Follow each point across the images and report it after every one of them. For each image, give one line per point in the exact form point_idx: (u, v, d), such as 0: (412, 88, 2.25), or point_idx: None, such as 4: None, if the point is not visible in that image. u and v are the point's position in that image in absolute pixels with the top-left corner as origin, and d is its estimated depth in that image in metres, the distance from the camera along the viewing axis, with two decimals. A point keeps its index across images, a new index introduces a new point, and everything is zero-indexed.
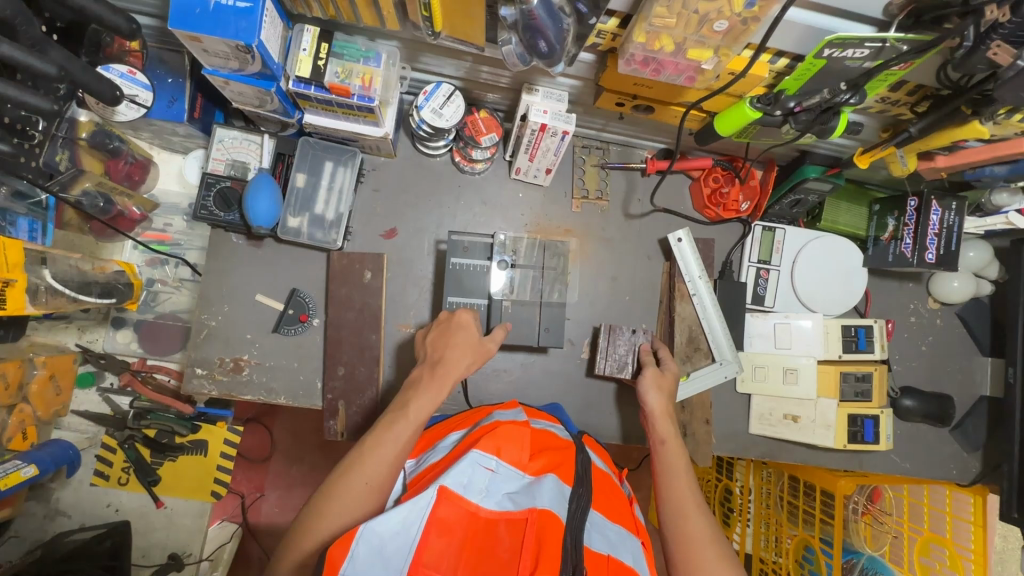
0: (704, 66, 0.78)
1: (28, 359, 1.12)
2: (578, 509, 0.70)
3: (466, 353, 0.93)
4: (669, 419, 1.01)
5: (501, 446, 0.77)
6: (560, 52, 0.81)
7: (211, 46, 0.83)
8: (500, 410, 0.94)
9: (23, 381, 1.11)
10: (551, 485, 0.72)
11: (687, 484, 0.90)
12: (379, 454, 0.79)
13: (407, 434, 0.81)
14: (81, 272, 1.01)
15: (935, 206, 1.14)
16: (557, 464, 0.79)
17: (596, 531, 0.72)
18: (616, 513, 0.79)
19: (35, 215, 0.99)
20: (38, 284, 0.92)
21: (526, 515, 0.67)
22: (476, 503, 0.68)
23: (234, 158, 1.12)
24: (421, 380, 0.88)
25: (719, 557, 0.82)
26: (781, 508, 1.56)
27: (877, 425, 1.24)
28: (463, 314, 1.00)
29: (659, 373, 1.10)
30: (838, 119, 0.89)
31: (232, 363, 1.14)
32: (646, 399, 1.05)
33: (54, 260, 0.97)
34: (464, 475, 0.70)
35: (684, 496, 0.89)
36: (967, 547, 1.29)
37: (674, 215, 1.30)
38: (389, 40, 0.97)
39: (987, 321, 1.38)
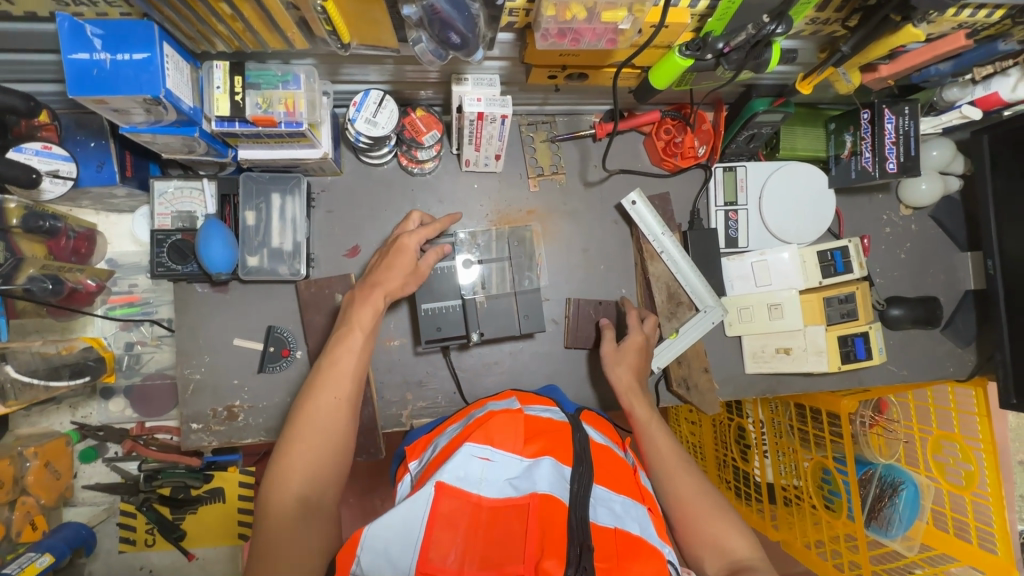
0: (622, 26, 0.75)
1: (19, 453, 1.12)
2: (581, 489, 0.70)
3: (404, 270, 1.01)
4: (634, 391, 1.07)
5: (493, 436, 0.77)
6: (474, 40, 0.78)
7: (120, 105, 0.80)
8: (494, 401, 0.95)
9: (19, 475, 1.11)
10: (548, 467, 0.72)
11: (666, 446, 0.95)
12: (340, 364, 0.88)
13: (357, 338, 0.91)
14: (47, 360, 1.04)
15: (888, 114, 1.12)
16: (554, 446, 0.77)
17: (600, 505, 0.72)
18: (616, 479, 0.78)
19: None
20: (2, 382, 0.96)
21: (526, 501, 0.67)
22: (478, 493, 0.69)
23: (179, 209, 1.09)
24: (364, 293, 0.98)
25: (711, 503, 0.86)
26: (793, 436, 1.61)
27: (867, 341, 1.24)
28: (406, 238, 1.03)
29: (616, 350, 1.13)
30: (770, 50, 0.85)
31: (226, 411, 1.14)
32: (610, 372, 1.10)
33: (15, 354, 0.98)
34: (461, 467, 0.71)
35: (665, 457, 0.93)
36: (975, 438, 1.31)
37: (633, 174, 1.28)
38: (304, 59, 0.93)
39: (961, 216, 1.38)
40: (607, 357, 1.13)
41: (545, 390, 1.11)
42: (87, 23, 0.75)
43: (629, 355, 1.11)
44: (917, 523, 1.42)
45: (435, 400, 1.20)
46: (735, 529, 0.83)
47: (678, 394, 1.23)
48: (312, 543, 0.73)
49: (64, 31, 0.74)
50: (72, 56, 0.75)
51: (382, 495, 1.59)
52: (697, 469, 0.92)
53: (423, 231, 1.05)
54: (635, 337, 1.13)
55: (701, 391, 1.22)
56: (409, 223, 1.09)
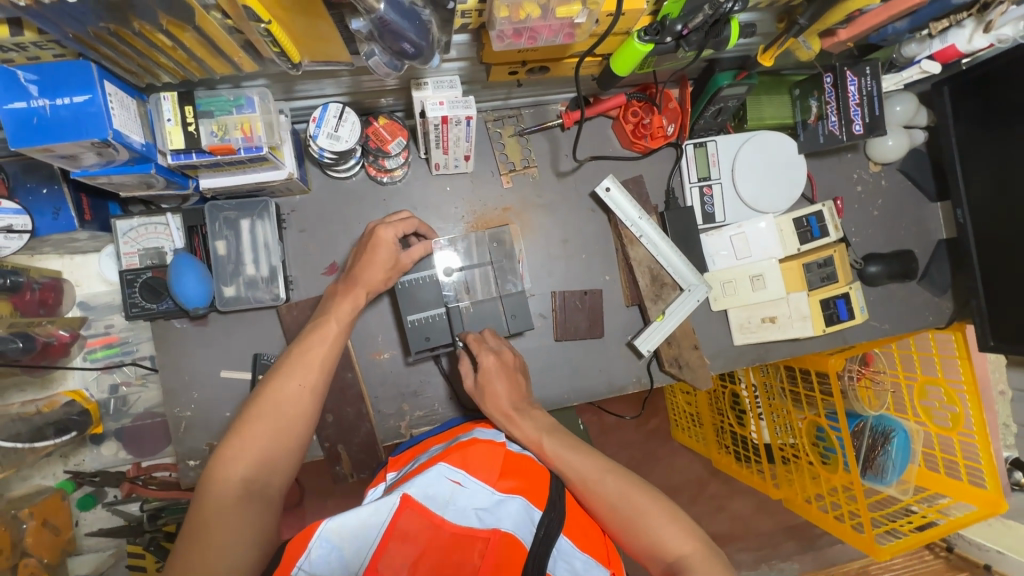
0: (578, 20, 0.73)
1: (14, 517, 1.11)
2: (545, 535, 0.73)
3: (384, 263, 1.02)
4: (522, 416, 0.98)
5: (469, 460, 0.82)
6: (429, 48, 0.76)
7: (68, 151, 0.76)
8: (482, 427, 0.96)
9: (18, 538, 1.11)
10: (518, 508, 0.75)
11: (573, 465, 0.89)
12: (310, 353, 0.89)
13: (333, 329, 0.93)
14: (27, 421, 1.07)
15: (850, 76, 1.13)
16: (528, 488, 0.81)
17: (560, 560, 0.74)
18: (586, 540, 0.80)
19: None
20: None
21: (488, 535, 0.70)
22: (441, 516, 0.71)
23: (146, 246, 1.06)
24: (339, 290, 1.00)
25: (636, 507, 0.83)
26: (786, 397, 1.66)
27: (848, 301, 1.26)
28: (383, 231, 1.01)
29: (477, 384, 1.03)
30: (729, 27, 0.85)
31: (222, 444, 1.12)
32: (487, 412, 1.02)
33: None
34: (430, 485, 0.74)
35: (577, 477, 0.88)
36: (958, 381, 1.36)
37: (605, 160, 1.27)
38: (256, 80, 0.90)
39: (929, 168, 1.40)
40: (474, 396, 1.04)
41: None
42: (20, 69, 0.71)
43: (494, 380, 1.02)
44: (910, 465, 1.46)
45: (432, 408, 1.20)
46: (670, 527, 0.80)
47: (671, 374, 1.24)
48: (245, 523, 0.70)
49: None
50: (8, 106, 0.71)
51: None
52: (613, 469, 0.88)
53: (399, 223, 1.04)
54: (485, 359, 1.03)
55: (692, 368, 1.23)
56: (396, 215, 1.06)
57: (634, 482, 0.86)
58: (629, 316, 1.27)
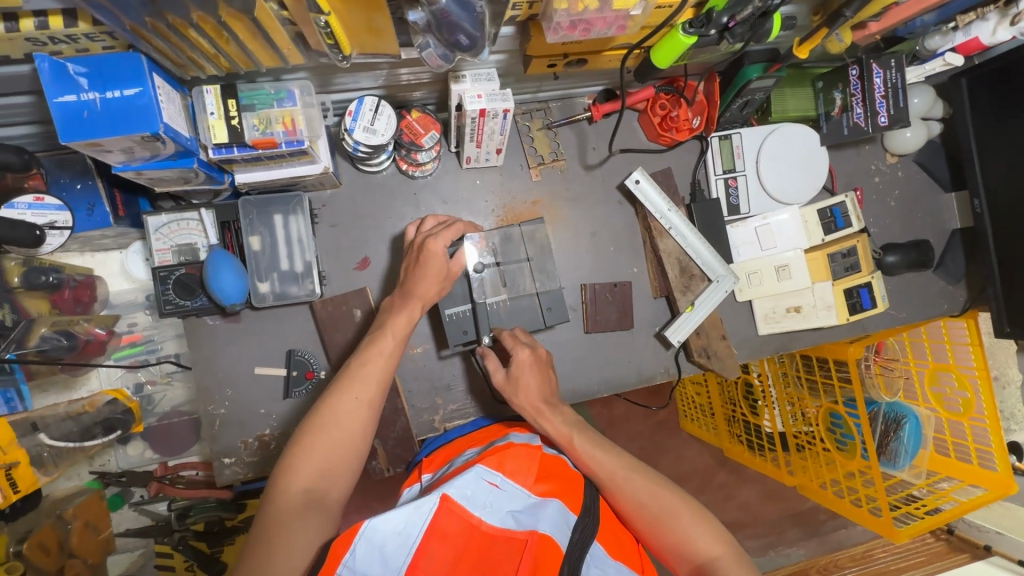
0: (633, 12, 0.74)
1: (59, 517, 1.10)
2: (581, 538, 0.72)
3: (432, 280, 0.98)
4: (549, 412, 0.97)
5: (505, 463, 0.80)
6: (482, 40, 0.75)
7: (115, 146, 0.75)
8: (516, 431, 0.97)
9: (63, 539, 1.10)
10: (556, 511, 0.74)
11: (603, 463, 0.89)
12: (367, 367, 0.87)
13: (389, 345, 0.91)
14: (77, 420, 1.06)
15: (876, 69, 1.14)
16: (564, 491, 0.80)
17: (594, 566, 0.72)
18: (621, 548, 0.78)
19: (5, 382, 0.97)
20: (39, 451, 0.99)
21: (525, 537, 0.70)
22: (478, 516, 0.71)
23: (178, 242, 1.04)
24: (394, 304, 0.98)
25: (665, 507, 0.84)
26: (802, 386, 1.69)
27: (871, 290, 1.29)
28: (433, 244, 0.98)
29: (509, 378, 1.01)
30: (772, 21, 0.86)
31: (257, 442, 1.12)
32: (514, 404, 1.01)
33: (46, 424, 1.01)
34: (468, 487, 0.73)
35: (605, 475, 0.88)
36: (970, 367, 1.39)
37: (632, 153, 1.28)
38: (297, 73, 0.89)
39: (943, 159, 1.43)
40: (504, 389, 1.01)
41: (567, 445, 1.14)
42: (69, 61, 0.70)
43: (524, 378, 1.00)
44: (921, 450, 1.49)
45: (465, 402, 1.20)
46: (700, 528, 0.82)
47: (700, 363, 1.26)
48: (306, 537, 0.70)
49: (46, 72, 0.69)
50: (58, 98, 0.70)
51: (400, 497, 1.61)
52: (641, 467, 0.89)
53: (447, 231, 1.00)
54: (520, 352, 1.02)
55: (721, 358, 1.24)
56: (427, 226, 1.04)
57: (662, 482, 0.87)
58: (657, 307, 1.29)
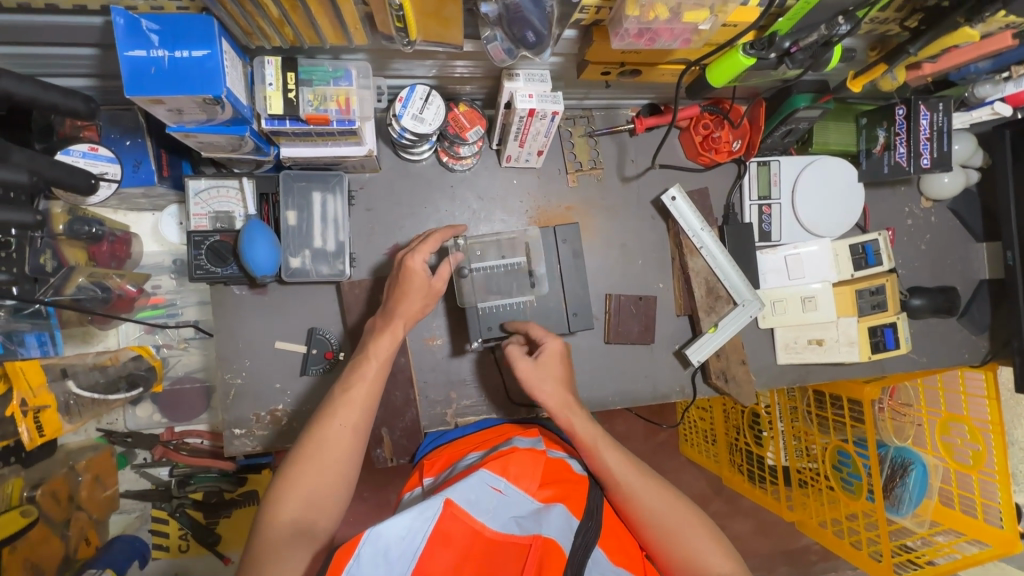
0: (702, 27, 0.74)
1: (72, 468, 1.12)
2: (583, 543, 0.72)
3: (417, 296, 0.95)
4: (573, 408, 0.93)
5: (508, 467, 0.79)
6: (548, 39, 0.76)
7: (177, 105, 0.76)
8: (519, 436, 0.96)
9: (73, 491, 1.12)
10: (559, 516, 0.74)
11: (619, 469, 0.87)
12: (351, 392, 0.86)
13: (372, 368, 0.89)
14: (104, 372, 1.10)
15: (923, 111, 1.14)
16: (566, 496, 0.80)
17: (598, 569, 0.72)
18: (622, 552, 0.79)
19: (40, 326, 0.95)
20: (66, 399, 1.03)
21: (530, 541, 0.68)
22: (482, 521, 0.69)
23: (216, 209, 1.05)
24: (378, 323, 0.95)
25: (676, 520, 0.85)
26: (811, 421, 1.67)
27: (895, 331, 1.29)
28: (411, 260, 0.97)
29: (539, 364, 0.97)
30: (832, 51, 0.85)
31: (269, 416, 1.11)
32: (537, 395, 0.95)
33: (76, 371, 1.04)
34: (471, 492, 0.72)
35: (620, 482, 0.87)
36: (984, 420, 1.37)
37: (670, 169, 1.28)
38: (356, 54, 0.90)
39: (978, 208, 1.43)
40: (527, 379, 0.96)
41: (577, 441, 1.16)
42: (143, 17, 0.71)
43: (554, 367, 0.96)
44: (926, 499, 1.49)
45: (478, 398, 1.20)
46: (708, 544, 0.83)
47: (716, 386, 1.25)
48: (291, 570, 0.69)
49: (119, 27, 0.70)
50: (128, 53, 0.71)
51: (397, 489, 1.60)
52: (653, 478, 0.89)
53: (423, 247, 0.99)
54: (550, 344, 0.99)
55: (739, 383, 1.23)
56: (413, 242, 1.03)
57: (673, 494, 0.88)
58: (679, 325, 1.29)
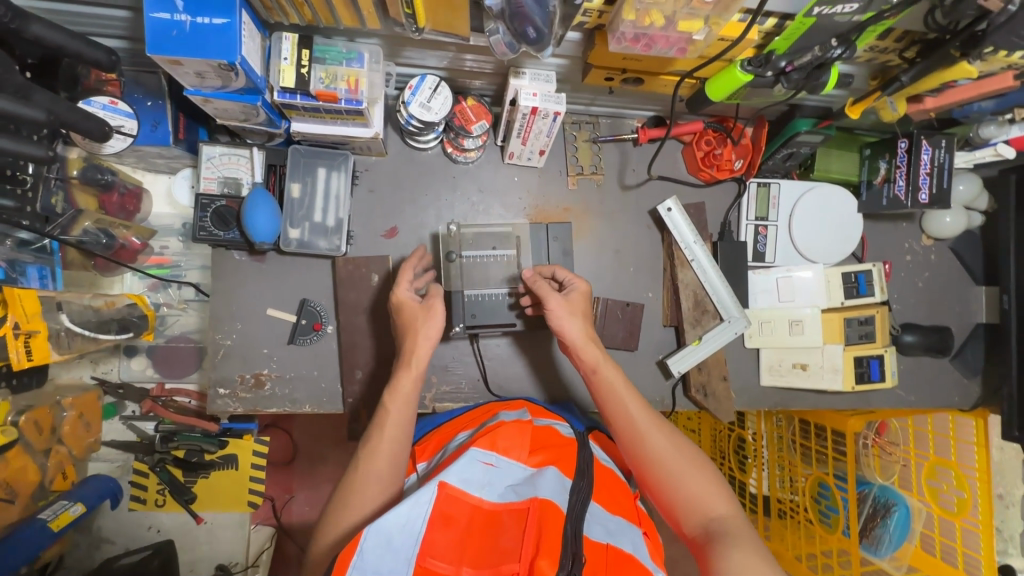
0: (696, 37, 0.77)
1: (58, 402, 1.12)
2: (578, 499, 0.74)
3: (417, 320, 0.95)
4: (592, 344, 0.96)
5: (497, 440, 0.82)
6: (549, 36, 0.79)
7: (193, 68, 0.81)
8: (504, 409, 1.00)
9: (57, 424, 1.11)
10: (552, 477, 0.77)
11: (632, 405, 0.90)
12: (383, 434, 0.84)
13: (397, 406, 0.86)
14: (97, 313, 1.05)
15: (924, 146, 1.14)
16: (558, 458, 0.83)
17: (596, 522, 0.75)
18: (617, 503, 0.82)
19: (43, 261, 0.99)
20: (58, 330, 0.96)
21: (527, 506, 0.71)
22: (478, 496, 0.73)
23: (225, 175, 1.10)
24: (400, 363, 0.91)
25: (683, 462, 0.84)
26: (794, 451, 1.62)
27: (882, 364, 1.28)
28: (400, 294, 0.99)
29: (567, 298, 1.02)
30: (829, 74, 0.87)
31: (254, 379, 1.15)
32: (560, 327, 0.98)
33: (69, 304, 1.00)
34: (465, 471, 0.74)
35: (632, 417, 0.89)
36: (971, 467, 1.34)
37: (670, 182, 1.30)
38: (370, 38, 0.94)
39: (979, 251, 1.42)
40: (553, 311, 0.98)
41: (558, 405, 1.16)
42: None
43: (578, 305, 1.01)
44: (906, 544, 1.42)
45: (458, 385, 1.22)
46: (713, 489, 0.83)
47: (695, 400, 1.26)
48: None
49: None
50: (153, 14, 0.76)
51: None
52: (665, 422, 0.90)
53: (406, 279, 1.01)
54: (577, 284, 1.04)
55: (717, 398, 1.24)
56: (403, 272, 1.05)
57: (683, 439, 0.88)
58: (664, 336, 1.30)
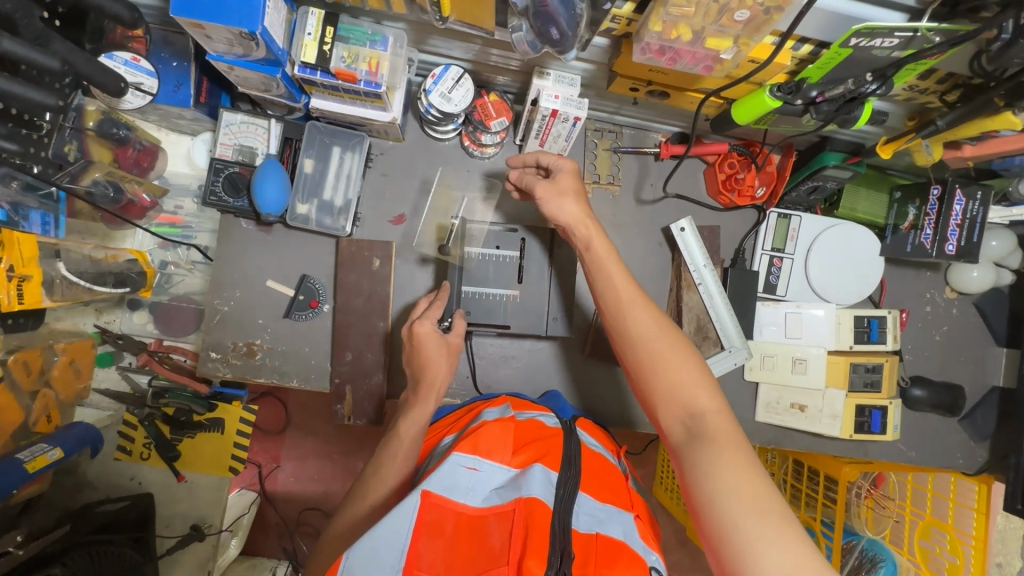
0: (723, 55, 0.75)
1: (50, 346, 1.14)
2: (565, 494, 0.74)
3: (441, 355, 0.99)
4: (589, 223, 0.95)
5: (480, 444, 0.80)
6: (572, 39, 0.78)
7: (214, 33, 0.81)
8: (488, 408, 0.99)
9: (46, 367, 1.14)
10: (538, 474, 0.74)
11: (623, 288, 0.90)
12: (404, 430, 0.91)
13: (424, 407, 0.94)
14: (94, 264, 1.08)
15: (958, 195, 1.09)
16: (544, 454, 0.81)
17: (583, 512, 0.75)
18: (607, 490, 0.82)
19: (47, 207, 0.99)
20: (53, 276, 1.00)
21: (512, 507, 0.70)
22: (463, 503, 0.72)
23: (241, 143, 1.10)
24: (424, 365, 0.98)
25: (671, 351, 0.83)
26: (785, 491, 1.58)
27: (884, 416, 1.24)
28: (421, 326, 1.01)
29: (554, 182, 1.00)
30: (862, 108, 0.83)
31: (246, 347, 1.15)
32: (552, 215, 0.98)
33: (67, 252, 1.03)
34: (447, 478, 0.73)
35: (621, 300, 0.89)
36: (968, 533, 1.28)
37: (687, 201, 1.27)
38: (396, 22, 0.94)
39: (1005, 310, 1.36)
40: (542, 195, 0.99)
41: (544, 396, 1.15)
42: None
43: (567, 183, 0.99)
44: None
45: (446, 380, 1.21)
46: (698, 382, 0.80)
47: None
48: None
49: None
50: None
51: (364, 458, 1.62)
52: (657, 311, 0.89)
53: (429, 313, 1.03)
54: (563, 164, 1.01)
55: None
56: (419, 307, 1.07)
57: (674, 331, 0.86)
58: None
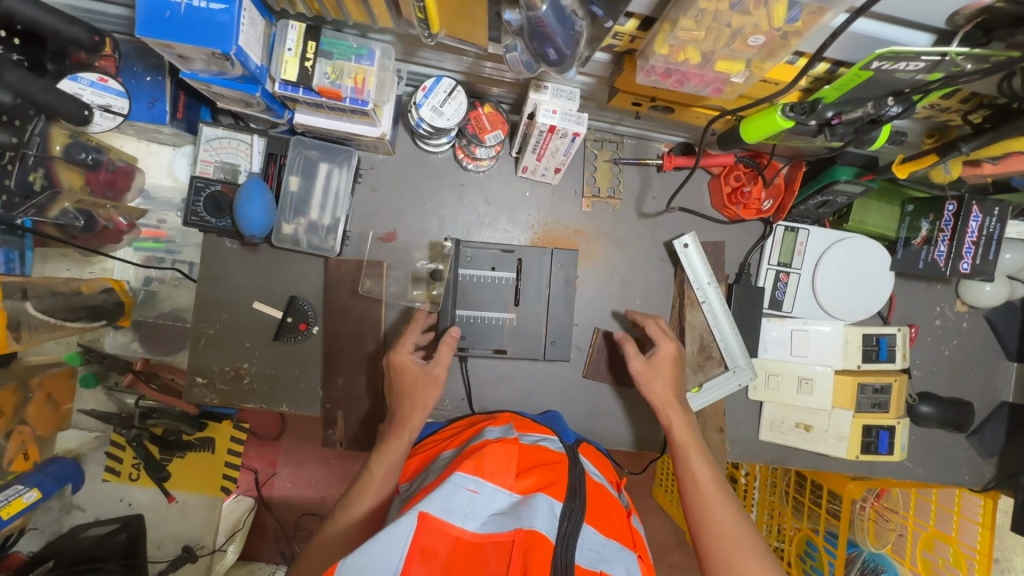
0: (734, 79, 0.70)
1: (23, 383, 1.10)
2: (568, 528, 0.69)
3: (418, 387, 0.93)
4: (675, 407, 0.98)
5: (484, 464, 0.75)
6: (571, 58, 0.72)
7: (187, 53, 0.76)
8: (490, 427, 0.94)
9: (22, 404, 1.10)
10: (543, 504, 0.70)
11: (700, 464, 0.89)
12: (374, 466, 0.85)
13: (399, 442, 0.87)
14: (67, 298, 1.04)
15: (975, 211, 1.05)
16: (548, 483, 0.76)
17: (585, 546, 0.71)
18: (608, 525, 0.77)
19: (11, 244, 0.98)
20: (21, 317, 0.93)
21: (512, 537, 0.65)
22: (460, 527, 0.67)
23: (222, 159, 1.05)
24: (405, 395, 0.93)
25: (741, 536, 0.79)
26: (785, 502, 1.53)
27: (892, 436, 1.20)
28: (398, 355, 0.97)
29: (648, 363, 1.03)
30: (879, 131, 0.78)
31: (233, 372, 1.11)
32: (644, 391, 1.01)
33: (36, 290, 0.98)
34: (447, 498, 0.68)
35: (695, 473, 0.88)
36: (972, 547, 1.24)
37: (691, 214, 1.22)
38: (383, 35, 0.88)
39: (1016, 324, 1.32)
40: (638, 374, 1.03)
41: (542, 415, 1.12)
42: None
43: (663, 371, 1.02)
44: None
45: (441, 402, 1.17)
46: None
47: None
48: None
49: None
50: None
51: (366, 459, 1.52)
52: (733, 496, 0.86)
53: (407, 341, 0.99)
54: (664, 348, 1.04)
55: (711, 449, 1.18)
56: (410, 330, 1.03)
57: (749, 521, 0.82)
58: None
